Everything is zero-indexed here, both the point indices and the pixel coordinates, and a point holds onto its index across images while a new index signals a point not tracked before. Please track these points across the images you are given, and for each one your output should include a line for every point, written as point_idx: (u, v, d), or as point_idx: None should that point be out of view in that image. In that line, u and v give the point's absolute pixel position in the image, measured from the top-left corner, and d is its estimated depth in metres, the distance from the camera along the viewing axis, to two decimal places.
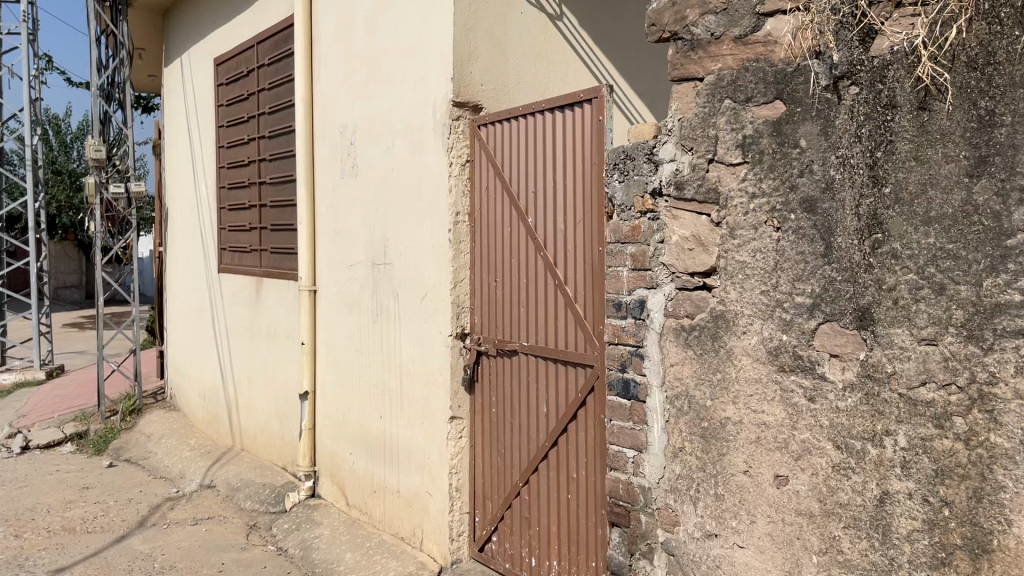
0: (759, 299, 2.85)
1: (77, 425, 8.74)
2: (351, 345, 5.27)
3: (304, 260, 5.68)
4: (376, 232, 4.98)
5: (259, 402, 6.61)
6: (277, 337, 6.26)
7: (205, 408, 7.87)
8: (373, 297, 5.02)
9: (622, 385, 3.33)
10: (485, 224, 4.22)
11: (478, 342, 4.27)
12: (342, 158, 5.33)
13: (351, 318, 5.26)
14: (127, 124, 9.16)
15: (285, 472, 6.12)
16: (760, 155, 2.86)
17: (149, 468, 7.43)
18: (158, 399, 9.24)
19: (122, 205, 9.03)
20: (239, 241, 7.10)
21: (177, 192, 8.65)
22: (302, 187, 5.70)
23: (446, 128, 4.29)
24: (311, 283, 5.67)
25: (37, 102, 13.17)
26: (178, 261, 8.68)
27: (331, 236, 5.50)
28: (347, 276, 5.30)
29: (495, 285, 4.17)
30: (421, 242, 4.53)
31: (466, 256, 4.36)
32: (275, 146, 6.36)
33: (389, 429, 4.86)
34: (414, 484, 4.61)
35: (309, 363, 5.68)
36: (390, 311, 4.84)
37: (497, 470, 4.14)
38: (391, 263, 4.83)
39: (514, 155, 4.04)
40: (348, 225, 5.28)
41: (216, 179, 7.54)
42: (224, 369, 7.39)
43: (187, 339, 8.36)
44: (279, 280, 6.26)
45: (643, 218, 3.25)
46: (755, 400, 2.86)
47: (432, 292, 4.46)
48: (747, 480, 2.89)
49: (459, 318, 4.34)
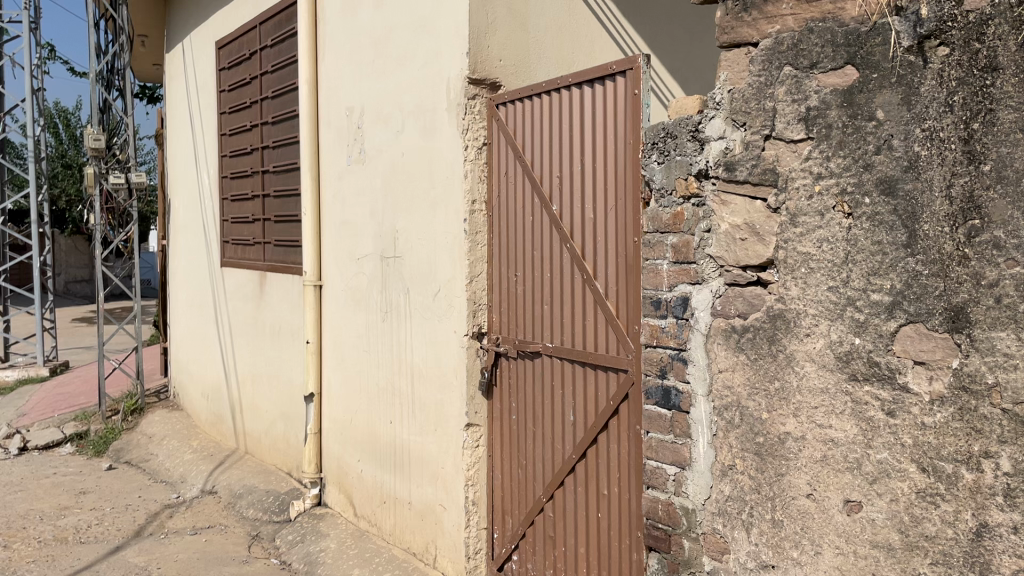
0: (826, 297, 2.47)
1: (77, 425, 8.45)
2: (358, 344, 4.91)
3: (309, 253, 5.32)
4: (385, 223, 4.61)
5: (263, 402, 6.27)
6: (281, 335, 5.91)
7: (208, 408, 7.54)
8: (381, 293, 4.66)
9: (662, 393, 2.95)
10: (505, 213, 3.85)
11: (497, 342, 3.90)
12: (348, 144, 4.96)
13: (359, 315, 4.90)
14: (127, 112, 8.83)
15: (290, 478, 5.77)
16: (827, 130, 2.47)
17: (149, 472, 7.11)
18: (161, 398, 8.93)
19: (122, 196, 8.71)
20: (242, 234, 6.75)
21: (179, 183, 8.31)
22: (307, 176, 5.34)
23: (461, 107, 3.92)
24: (316, 278, 5.32)
25: (40, 92, 12.85)
26: (180, 255, 8.35)
27: (337, 228, 5.14)
28: (354, 271, 4.94)
29: (515, 280, 3.79)
30: (434, 233, 4.16)
31: (483, 249, 3.98)
32: (279, 133, 6.01)
33: (399, 435, 4.50)
34: (427, 495, 4.25)
35: (314, 364, 5.34)
36: (400, 308, 4.47)
37: (519, 483, 3.77)
38: (401, 256, 4.46)
39: (536, 136, 3.65)
40: (356, 216, 4.91)
41: (218, 168, 7.20)
42: (227, 368, 7.05)
43: (190, 336, 8.03)
44: (283, 274, 5.91)
45: (686, 204, 2.86)
46: (821, 413, 2.48)
47: (445, 288, 4.09)
48: (811, 505, 2.51)
49: (475, 316, 3.96)
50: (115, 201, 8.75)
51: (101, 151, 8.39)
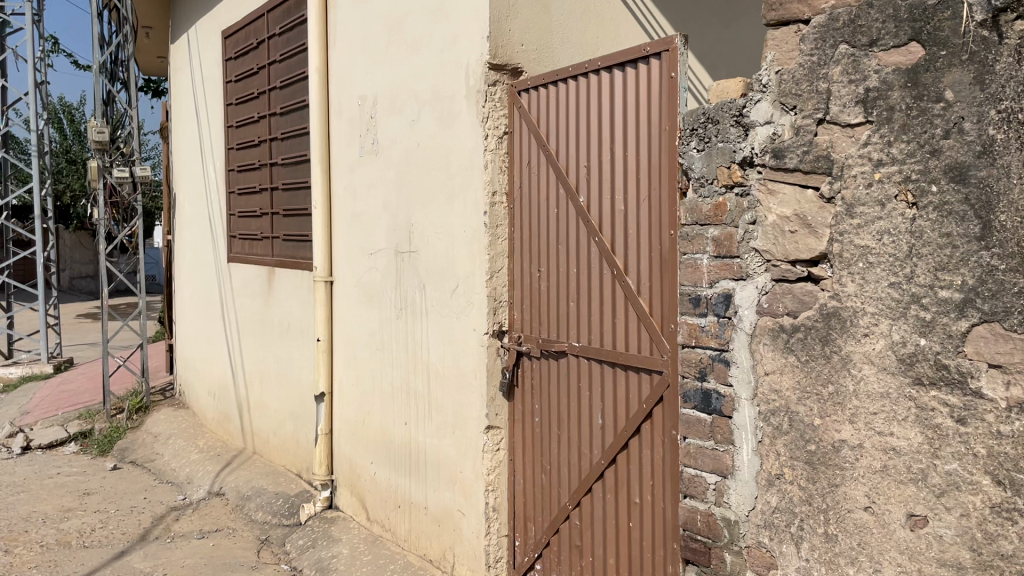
0: (887, 294, 2.28)
1: (81, 424, 8.29)
2: (371, 343, 4.73)
3: (319, 248, 5.14)
4: (399, 216, 4.42)
5: (272, 401, 6.09)
6: (290, 333, 5.73)
7: (214, 407, 7.37)
8: (395, 289, 4.47)
9: (701, 396, 2.76)
10: (528, 206, 3.66)
11: (519, 341, 3.71)
12: (361, 134, 4.78)
13: (372, 312, 4.71)
14: (131, 104, 8.64)
15: (300, 480, 5.60)
16: (889, 113, 2.27)
17: (155, 472, 6.95)
18: (167, 395, 8.77)
19: (126, 190, 8.54)
20: (249, 228, 6.57)
21: (184, 176, 8.14)
22: (317, 168, 5.15)
23: (481, 94, 3.72)
24: (327, 274, 5.14)
25: (43, 85, 12.67)
26: (186, 251, 8.17)
27: (348, 222, 4.96)
28: (367, 266, 4.76)
29: (539, 276, 3.60)
30: (451, 227, 3.97)
31: (504, 243, 3.79)
32: (287, 124, 5.82)
33: (415, 436, 4.33)
34: (445, 500, 4.07)
35: (325, 362, 5.16)
36: (416, 306, 4.29)
37: (542, 489, 3.59)
38: (417, 251, 4.28)
39: (561, 123, 3.46)
40: (368, 209, 4.73)
41: (225, 161, 7.01)
42: (234, 366, 6.88)
43: (196, 333, 7.86)
44: (292, 269, 5.73)
45: (729, 194, 2.66)
46: (881, 420, 2.29)
47: (463, 284, 3.90)
48: (869, 519, 2.33)
49: (495, 314, 3.77)
50: (119, 195, 8.58)
51: (105, 144, 8.21)
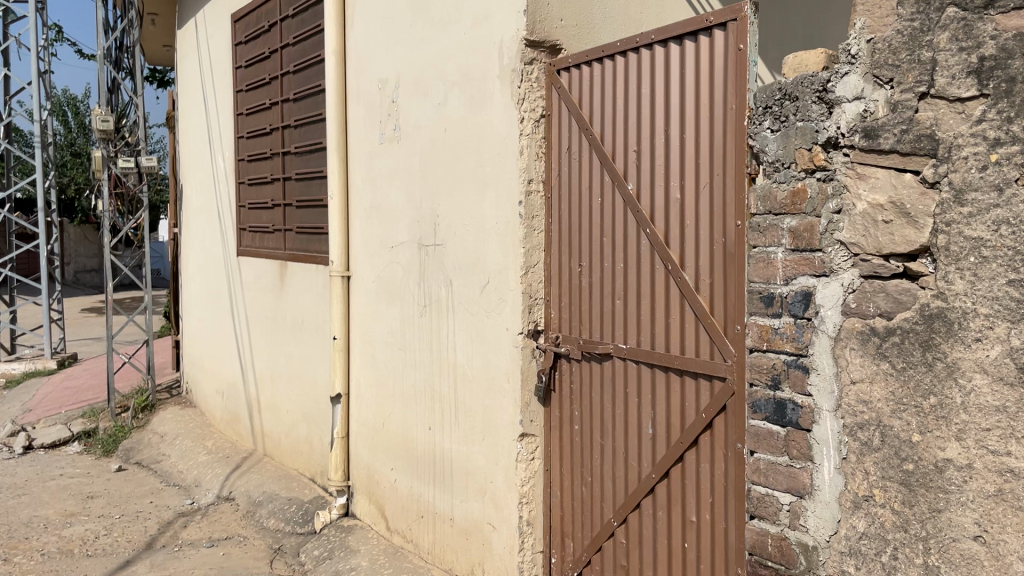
0: (1004, 293, 1.98)
1: (85, 422, 8.04)
2: (392, 343, 4.45)
3: (336, 241, 4.86)
4: (423, 207, 4.13)
5: (284, 401, 5.82)
6: (304, 330, 5.45)
7: (223, 406, 7.09)
8: (419, 285, 4.18)
9: (774, 406, 2.46)
10: (567, 195, 3.36)
11: (556, 341, 3.41)
12: (381, 120, 4.49)
13: (393, 309, 4.43)
14: (137, 93, 8.36)
15: (314, 485, 5.33)
16: (1008, 84, 1.97)
17: (162, 474, 6.69)
18: (174, 393, 8.50)
19: (132, 181, 8.27)
20: (260, 220, 6.29)
21: (192, 166, 7.85)
22: (333, 156, 4.86)
23: (517, 74, 3.43)
24: (344, 268, 4.85)
25: (47, 75, 12.38)
26: (193, 244, 7.90)
27: (367, 214, 4.67)
28: (387, 261, 4.48)
29: (580, 271, 3.30)
30: (482, 219, 3.68)
31: (540, 235, 3.49)
32: (301, 110, 5.54)
33: (439, 443, 4.04)
34: (473, 511, 3.78)
35: (342, 363, 4.88)
36: (442, 303, 4.00)
37: (583, 502, 3.29)
38: (443, 244, 3.98)
39: (606, 104, 3.16)
40: (389, 200, 4.44)
41: (234, 150, 6.73)
42: (244, 364, 6.60)
43: (204, 329, 7.59)
44: (306, 264, 5.44)
45: (810, 180, 2.36)
46: (996, 437, 1.99)
47: (496, 280, 3.61)
48: (980, 550, 2.03)
49: (531, 312, 3.48)
50: (125, 186, 8.30)
51: (110, 134, 7.93)
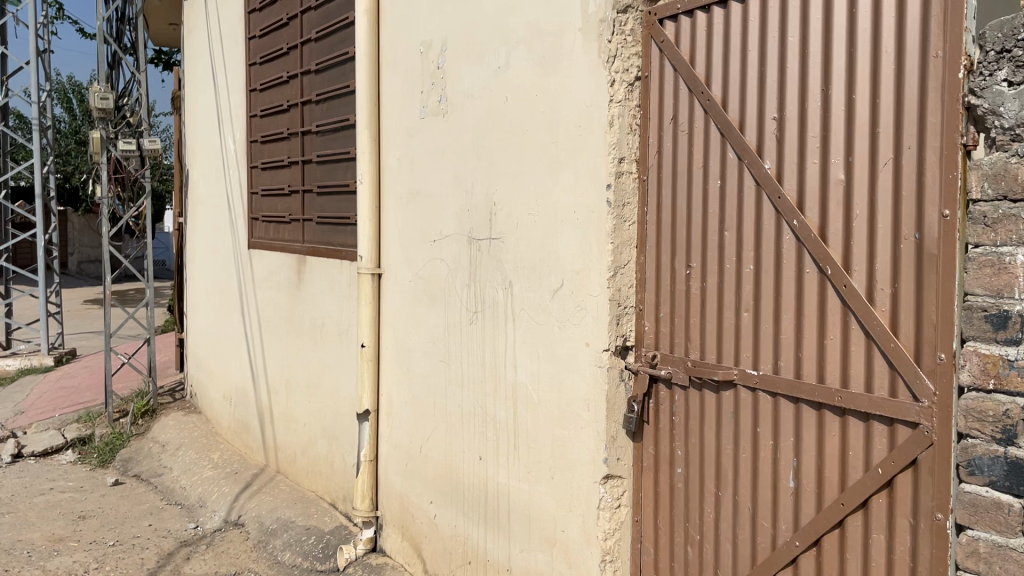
0: None
1: (81, 428, 7.40)
2: (434, 355, 3.77)
3: (365, 233, 4.17)
4: (476, 192, 3.44)
5: (301, 414, 5.16)
6: (326, 335, 4.78)
7: (231, 414, 6.43)
8: (469, 286, 3.49)
9: (1006, 467, 1.82)
10: (670, 178, 2.65)
11: (653, 360, 2.72)
12: (423, 90, 3.79)
13: (436, 314, 3.74)
14: (139, 68, 7.67)
15: (336, 512, 4.66)
16: None
17: (162, 490, 6.04)
18: (176, 396, 7.84)
19: (133, 165, 7.59)
20: (274, 209, 5.62)
21: (198, 150, 7.18)
22: (363, 134, 4.16)
23: (608, 24, 2.72)
24: (374, 265, 4.17)
25: (46, 55, 11.71)
26: (199, 235, 7.22)
27: (404, 202, 3.99)
28: (428, 257, 3.80)
29: (688, 274, 2.60)
30: (554, 208, 2.98)
31: (632, 228, 2.78)
32: (324, 83, 4.85)
33: (493, 476, 3.36)
34: (538, 564, 3.10)
35: (371, 374, 4.21)
36: (499, 310, 3.31)
37: (689, 566, 2.62)
38: (501, 238, 3.29)
39: (729, 58, 2.45)
40: (433, 186, 3.75)
41: (246, 131, 6.05)
42: (255, 369, 5.93)
43: (210, 328, 6.92)
44: (327, 258, 4.77)
45: None
46: None
47: (573, 283, 2.90)
48: None
49: (619, 325, 2.77)
50: (125, 170, 7.61)
51: (109, 113, 7.25)
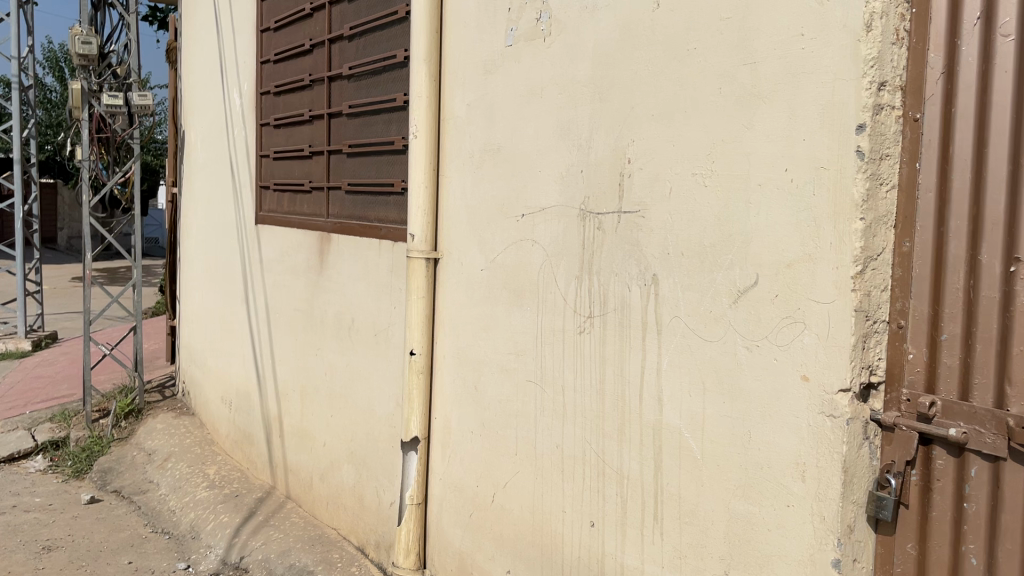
0: None
1: (54, 429, 6.38)
2: (517, 371, 2.75)
3: (417, 204, 3.11)
4: (596, 145, 2.40)
5: (321, 431, 4.14)
6: (359, 335, 3.76)
7: (230, 421, 5.40)
8: (580, 276, 2.46)
9: None
10: (976, 118, 1.64)
11: (925, 409, 1.70)
12: (512, 6, 2.75)
13: (523, 314, 2.71)
14: (129, 11, 6.59)
15: (366, 563, 3.66)
16: None
17: (147, 513, 5.03)
18: (166, 393, 6.81)
19: (120, 123, 6.52)
20: (290, 175, 4.57)
21: (197, 106, 6.10)
22: (416, 70, 3.08)
23: None
24: (429, 247, 3.13)
25: (29, 6, 10.58)
26: (196, 207, 6.16)
27: (476, 163, 2.95)
28: (513, 239, 2.77)
29: (1012, 274, 1.57)
30: (745, 165, 1.94)
31: (889, 197, 1.75)
32: (358, 13, 3.80)
33: (613, 553, 2.34)
34: None
35: (422, 392, 3.18)
36: (630, 315, 2.28)
37: None
38: (638, 213, 2.25)
39: None
40: (523, 139, 2.71)
41: (255, 81, 4.99)
42: (260, 370, 4.91)
43: (206, 316, 5.88)
44: (359, 237, 3.74)
45: None
46: None
47: (776, 282, 1.87)
48: None
49: (865, 349, 1.74)
50: (110, 129, 6.54)
51: (92, 60, 6.18)
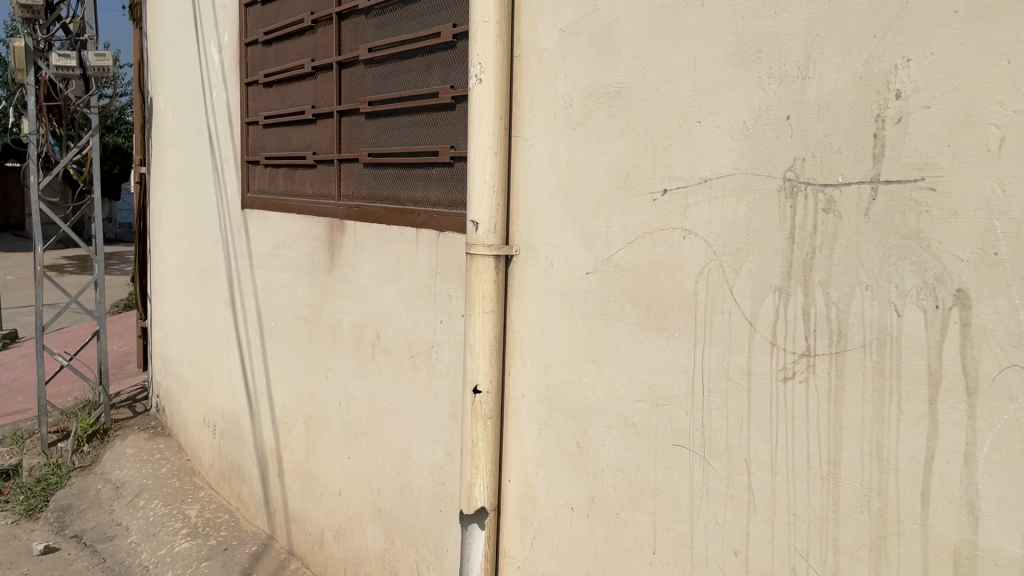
0: None
1: (5, 456, 5.38)
2: (653, 430, 1.81)
3: (483, 177, 2.13)
4: (818, 74, 1.46)
5: (335, 476, 3.20)
6: (388, 357, 2.80)
7: (213, 450, 4.43)
8: (782, 289, 1.53)
9: None
10: None
11: None
12: None
13: (664, 344, 1.78)
14: None
15: None
16: None
17: (113, 569, 4.07)
18: (137, 408, 5.82)
19: (74, 89, 5.44)
20: (285, 145, 3.59)
21: (167, 68, 5.06)
22: None
23: None
24: (500, 240, 2.15)
25: None
26: (169, 190, 5.13)
27: (577, 115, 1.99)
28: (645, 228, 1.81)
29: None
30: None
31: None
32: None
33: None
34: None
35: (488, 447, 2.20)
36: (899, 360, 1.35)
37: None
38: (915, 182, 1.33)
39: None
40: (664, 75, 1.76)
41: (238, 29, 3.98)
42: (251, 391, 3.95)
43: (185, 322, 4.88)
44: (385, 224, 2.78)
45: None
46: None
47: None
48: None
49: None
50: (63, 96, 5.45)
51: (38, 14, 5.13)
